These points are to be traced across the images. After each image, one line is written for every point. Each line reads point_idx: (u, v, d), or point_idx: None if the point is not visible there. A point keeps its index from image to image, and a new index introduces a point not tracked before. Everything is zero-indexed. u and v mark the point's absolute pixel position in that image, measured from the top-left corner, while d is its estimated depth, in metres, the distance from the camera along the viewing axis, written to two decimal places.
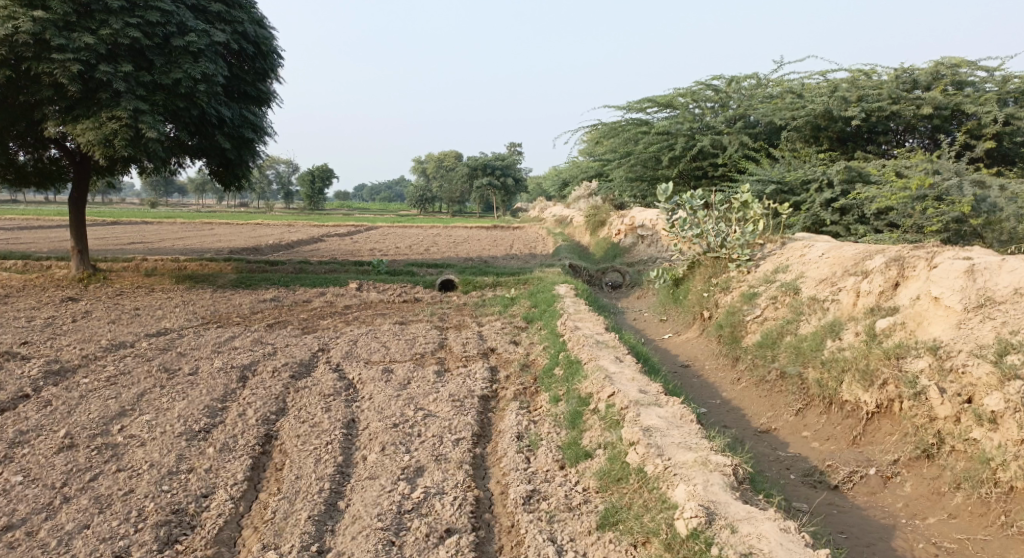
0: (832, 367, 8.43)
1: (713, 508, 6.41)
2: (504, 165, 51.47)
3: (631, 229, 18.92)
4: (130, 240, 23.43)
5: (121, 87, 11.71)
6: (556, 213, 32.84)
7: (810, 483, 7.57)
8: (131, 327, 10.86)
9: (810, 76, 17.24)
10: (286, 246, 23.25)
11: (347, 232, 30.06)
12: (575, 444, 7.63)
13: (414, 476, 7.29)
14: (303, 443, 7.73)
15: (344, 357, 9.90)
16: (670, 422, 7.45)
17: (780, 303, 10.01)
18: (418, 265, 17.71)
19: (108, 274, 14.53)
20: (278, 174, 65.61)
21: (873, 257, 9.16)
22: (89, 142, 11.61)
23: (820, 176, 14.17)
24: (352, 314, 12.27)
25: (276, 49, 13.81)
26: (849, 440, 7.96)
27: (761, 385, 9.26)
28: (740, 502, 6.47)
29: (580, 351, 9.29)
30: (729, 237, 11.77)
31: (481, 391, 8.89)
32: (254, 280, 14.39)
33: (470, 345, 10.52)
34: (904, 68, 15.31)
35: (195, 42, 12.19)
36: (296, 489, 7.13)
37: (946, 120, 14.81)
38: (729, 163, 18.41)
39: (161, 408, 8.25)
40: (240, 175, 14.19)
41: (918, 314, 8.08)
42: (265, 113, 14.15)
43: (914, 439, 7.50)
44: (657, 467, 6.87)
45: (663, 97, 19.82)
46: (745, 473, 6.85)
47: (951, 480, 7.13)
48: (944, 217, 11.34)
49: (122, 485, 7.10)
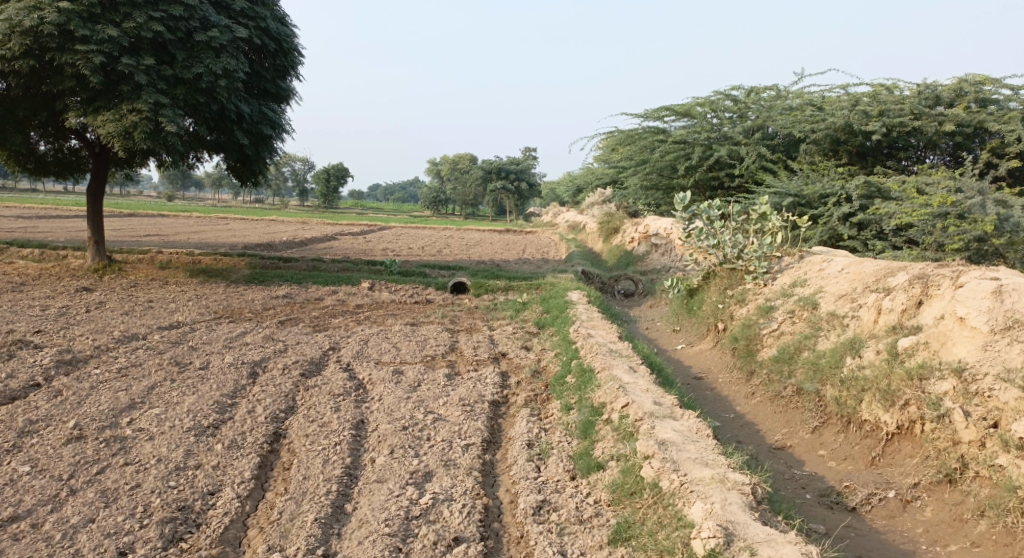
0: (852, 386, 8.30)
1: (731, 529, 6.26)
2: (519, 170, 51.38)
3: (645, 238, 18.78)
4: (145, 232, 23.44)
5: (142, 80, 11.67)
6: (569, 219, 32.69)
7: (826, 504, 7.43)
8: (144, 319, 10.80)
9: (831, 89, 17.05)
10: (300, 243, 23.21)
11: (360, 231, 30.02)
12: (587, 455, 7.52)
13: (423, 482, 7.19)
14: (311, 443, 7.64)
15: (355, 357, 9.81)
16: (685, 436, 7.32)
17: (798, 317, 9.88)
18: (431, 266, 17.62)
19: (123, 265, 14.50)
20: (293, 172, 65.76)
21: (896, 274, 9.02)
22: (109, 134, 11.56)
23: (838, 190, 14.02)
24: (363, 313, 12.19)
25: (297, 46, 13.75)
26: (867, 461, 7.83)
27: (776, 401, 9.13)
28: (758, 523, 6.33)
29: (593, 360, 9.17)
30: (746, 249, 11.64)
31: (492, 396, 8.79)
32: (267, 276, 14.33)
33: (481, 349, 10.42)
34: (926, 83, 15.18)
35: (218, 37, 12.14)
36: (304, 490, 7.03)
37: (969, 138, 14.60)
38: (746, 174, 18.23)
39: (171, 402, 8.18)
40: (257, 172, 14.15)
41: (942, 334, 7.93)
42: (284, 110, 14.12)
43: (936, 463, 7.36)
44: (672, 483, 6.75)
45: (681, 106, 19.67)
46: (763, 493, 6.71)
47: (975, 506, 6.98)
48: (966, 236, 11.16)
49: (129, 479, 7.02)
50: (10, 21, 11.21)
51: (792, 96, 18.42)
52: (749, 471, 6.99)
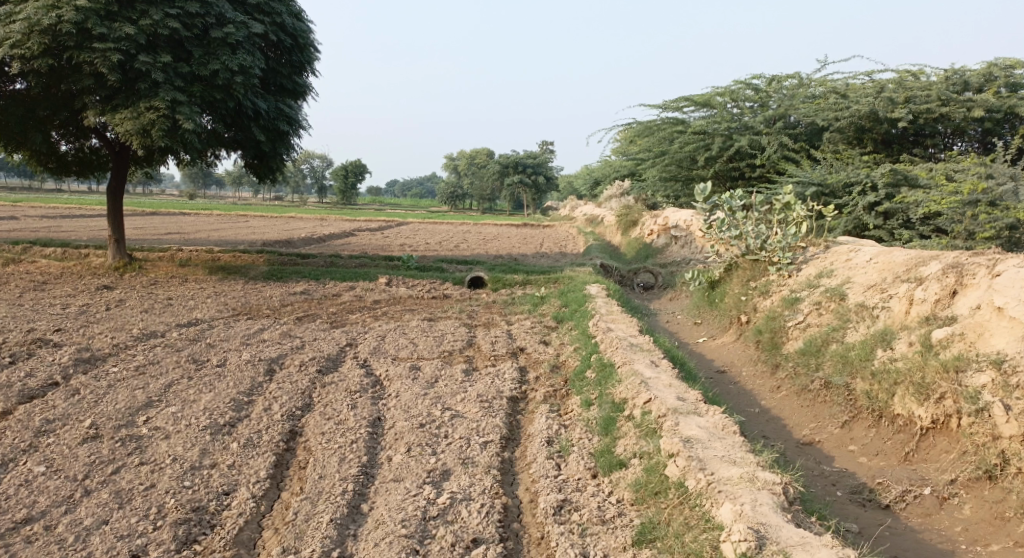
0: (883, 379, 8.06)
1: (763, 531, 6.02)
2: (536, 164, 51.13)
3: (664, 230, 18.51)
4: (166, 231, 23.43)
5: (159, 77, 11.51)
6: (587, 213, 32.44)
7: (858, 501, 7.20)
8: (162, 317, 10.68)
9: (855, 76, 16.69)
10: (319, 239, 23.11)
11: (379, 227, 29.91)
12: (609, 452, 7.30)
13: (440, 481, 7.00)
14: (327, 441, 7.47)
15: (372, 353, 9.63)
16: (711, 433, 7.07)
17: (825, 309, 9.61)
18: (448, 261, 17.45)
19: (143, 263, 14.41)
20: (312, 169, 65.84)
21: (927, 263, 8.79)
22: (127, 132, 11.42)
23: (863, 178, 13.69)
24: (381, 309, 12.02)
25: (313, 42, 13.57)
26: (900, 456, 7.59)
27: (802, 395, 8.93)
28: (790, 524, 6.10)
29: (613, 354, 8.94)
30: (770, 239, 11.36)
31: (511, 392, 8.59)
32: (284, 272, 14.20)
33: (499, 344, 10.22)
34: (953, 69, 14.79)
35: (234, 33, 11.98)
36: (319, 489, 6.86)
37: (998, 124, 14.23)
38: (768, 164, 17.91)
39: (187, 400, 8.03)
40: (275, 168, 14.00)
41: (978, 325, 7.67)
42: (301, 106, 13.96)
43: (974, 459, 7.10)
44: (699, 482, 6.52)
45: (701, 96, 19.35)
46: (795, 493, 6.46)
47: (1017, 505, 6.71)
48: (997, 223, 10.86)
49: (144, 479, 6.88)
50: (29, 20, 11.08)
51: (814, 84, 18.07)
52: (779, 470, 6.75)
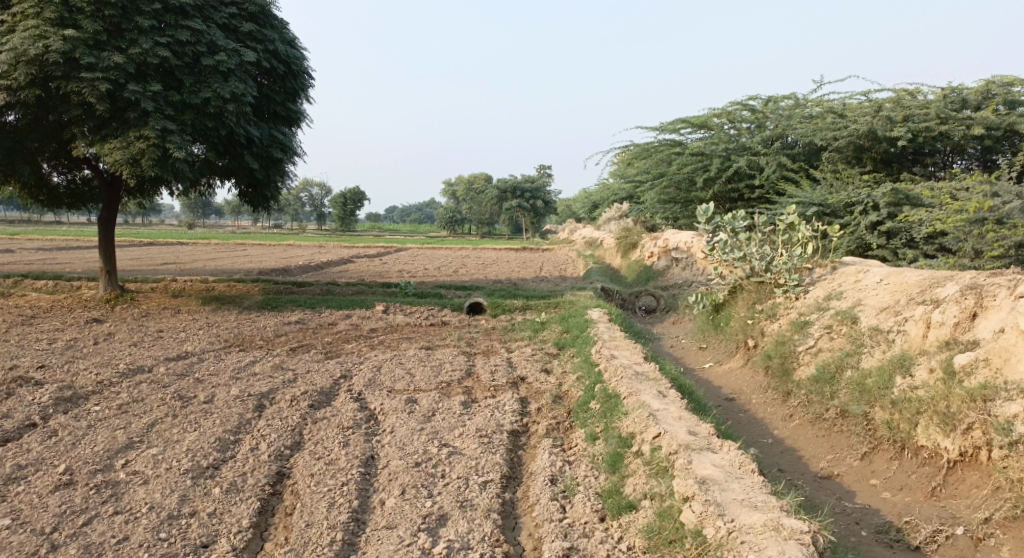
0: (905, 408, 7.77)
1: None
2: (534, 188, 50.93)
3: (665, 252, 18.12)
4: (162, 261, 23.00)
5: (149, 106, 11.16)
6: (585, 236, 32.08)
7: (885, 542, 6.93)
8: (151, 350, 10.26)
9: (852, 96, 16.40)
10: (316, 267, 22.71)
11: (376, 253, 29.55)
12: (617, 493, 6.88)
13: (436, 527, 6.58)
14: (316, 484, 7.05)
15: (366, 386, 9.20)
16: (727, 472, 6.66)
17: (836, 333, 9.22)
18: (447, 287, 17.06)
19: (135, 295, 14.00)
20: (310, 197, 65.61)
21: (943, 284, 8.47)
22: (116, 162, 11.04)
23: (864, 198, 13.32)
24: (378, 338, 11.61)
25: (307, 69, 13.25)
26: (926, 492, 7.33)
27: (818, 424, 8.59)
28: None
29: (618, 384, 8.52)
30: (775, 261, 10.98)
31: (511, 425, 8.16)
32: (279, 301, 13.81)
33: (499, 373, 9.80)
34: (952, 87, 14.45)
35: (226, 61, 11.66)
36: (306, 539, 6.45)
37: (998, 141, 13.88)
38: (767, 184, 17.57)
39: (170, 440, 7.60)
40: (269, 196, 13.60)
41: (1004, 349, 7.42)
42: (295, 134, 13.59)
43: (1009, 496, 6.83)
44: (719, 531, 6.10)
45: (698, 117, 19.03)
46: (825, 542, 6.03)
47: None
48: (1005, 242, 10.47)
49: (117, 531, 6.46)
50: (15, 50, 10.69)
51: (811, 103, 17.76)
52: (805, 515, 6.33)
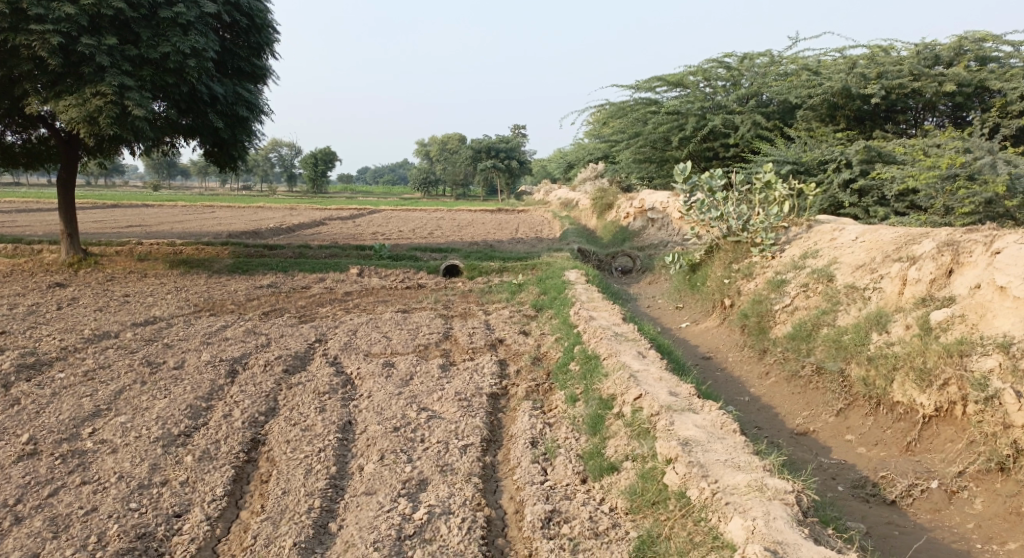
0: (881, 365, 7.81)
1: (778, 550, 5.61)
2: (509, 148, 50.60)
3: (641, 212, 18.06)
4: (128, 224, 22.55)
5: (105, 61, 10.83)
6: (561, 196, 31.98)
7: (861, 497, 6.99)
8: (117, 316, 10.07)
9: (826, 53, 16.28)
10: (287, 229, 22.43)
11: (349, 215, 29.24)
12: (598, 455, 6.87)
13: (416, 493, 6.54)
14: (292, 450, 6.97)
15: (342, 349, 9.11)
16: (710, 433, 6.66)
17: (812, 291, 9.24)
18: (422, 249, 16.89)
19: (99, 258, 13.69)
20: (280, 158, 64.81)
21: (919, 241, 8.48)
22: (72, 120, 10.79)
23: (837, 156, 13.28)
24: (353, 301, 11.47)
25: (271, 22, 12.82)
26: (901, 446, 7.40)
27: (794, 381, 8.64)
28: (809, 541, 5.67)
29: (598, 345, 8.49)
30: (752, 220, 10.99)
31: (490, 388, 8.12)
32: (251, 265, 13.61)
33: (477, 335, 9.74)
34: (925, 43, 14.33)
35: (185, 13, 11.28)
36: (282, 507, 6.40)
37: (969, 98, 13.89)
38: (742, 143, 17.47)
39: (139, 408, 7.47)
40: (237, 156, 13.34)
41: (980, 306, 7.45)
42: (261, 90, 13.27)
43: (984, 450, 6.89)
44: (703, 493, 6.09)
45: (674, 75, 18.84)
46: (809, 502, 6.04)
47: None
48: (976, 198, 10.51)
49: (84, 502, 6.36)
50: None
51: (786, 61, 17.66)
52: (788, 474, 6.33)
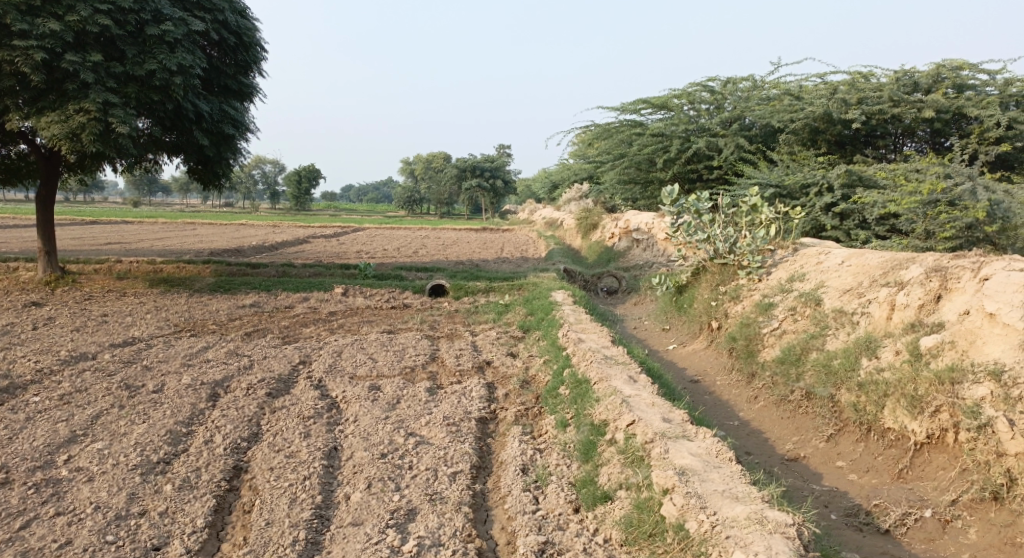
0: (872, 391, 7.75)
1: None
2: (494, 167, 50.67)
3: (626, 233, 18.01)
4: (107, 241, 22.28)
5: (89, 78, 10.68)
6: (545, 216, 32.02)
7: (855, 526, 6.90)
8: (95, 337, 9.87)
9: (808, 78, 16.38)
10: (270, 247, 22.25)
11: (333, 233, 29.07)
12: (591, 483, 6.76)
13: (405, 523, 6.39)
14: (276, 478, 6.81)
15: (327, 372, 8.96)
16: (706, 462, 6.56)
17: (800, 315, 9.19)
18: (407, 268, 16.75)
19: (77, 277, 13.47)
20: (263, 175, 64.58)
21: (907, 266, 8.46)
22: (54, 136, 10.62)
23: (819, 179, 13.21)
24: (337, 322, 11.32)
25: (260, 41, 12.77)
26: (893, 473, 7.33)
27: (782, 406, 8.57)
28: None
29: (588, 369, 8.37)
30: (739, 242, 10.93)
31: (479, 412, 7.99)
32: (233, 283, 13.43)
33: (464, 357, 9.62)
34: (904, 70, 14.44)
35: (172, 31, 11.15)
36: (266, 539, 6.24)
37: (947, 124, 14.00)
38: (725, 166, 17.48)
39: (117, 433, 7.29)
40: (221, 174, 13.20)
41: (969, 332, 7.41)
42: (247, 108, 13.15)
43: (977, 478, 6.83)
44: (702, 526, 5.98)
45: (658, 97, 18.88)
46: (810, 535, 5.93)
47: None
48: (957, 223, 10.49)
49: (59, 535, 6.18)
50: None
51: (769, 85, 17.76)
52: (786, 505, 6.23)
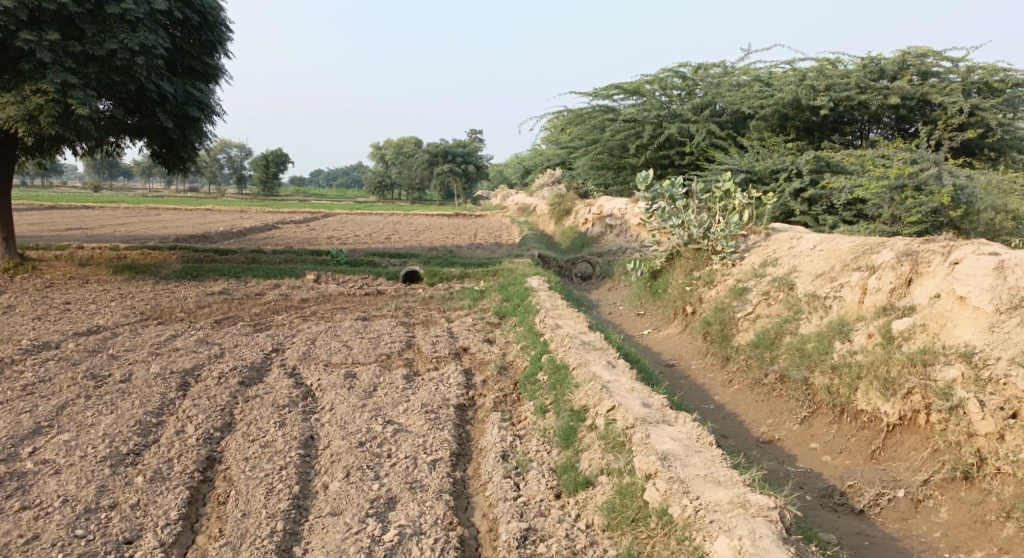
0: (845, 374, 7.83)
1: None
2: (466, 153, 50.47)
3: (599, 218, 18.02)
4: (67, 228, 21.88)
5: (46, 58, 10.47)
6: (518, 202, 32.01)
7: (830, 506, 6.98)
8: (59, 325, 9.71)
9: (778, 64, 16.42)
10: (237, 233, 21.98)
11: (303, 219, 28.81)
12: (572, 469, 6.78)
13: (384, 511, 6.37)
14: (251, 469, 6.76)
15: (301, 359, 8.89)
16: (687, 446, 6.60)
17: (773, 299, 9.26)
18: (380, 255, 16.64)
19: (38, 264, 13.20)
20: (230, 160, 63.90)
21: (877, 250, 8.54)
22: (11, 118, 10.45)
23: (788, 165, 13.25)
24: (310, 309, 11.23)
25: (224, 21, 12.56)
26: (866, 454, 7.41)
27: (757, 389, 8.64)
28: None
29: (565, 355, 8.38)
30: (713, 228, 10.96)
31: (457, 399, 7.97)
32: (201, 270, 13.25)
33: (440, 344, 9.58)
34: (870, 57, 14.50)
35: (133, 10, 10.92)
36: (242, 531, 6.19)
37: (912, 110, 14.13)
38: (696, 151, 17.51)
39: (83, 425, 7.18)
40: (186, 158, 12.99)
41: (940, 315, 7.49)
42: (212, 90, 12.94)
43: (949, 458, 6.92)
44: (685, 511, 6.01)
45: (630, 83, 18.85)
46: (791, 518, 5.98)
47: (999, 508, 6.57)
48: (923, 208, 10.61)
49: (25, 530, 6.10)
50: None
51: (739, 71, 17.79)
52: (767, 489, 6.28)
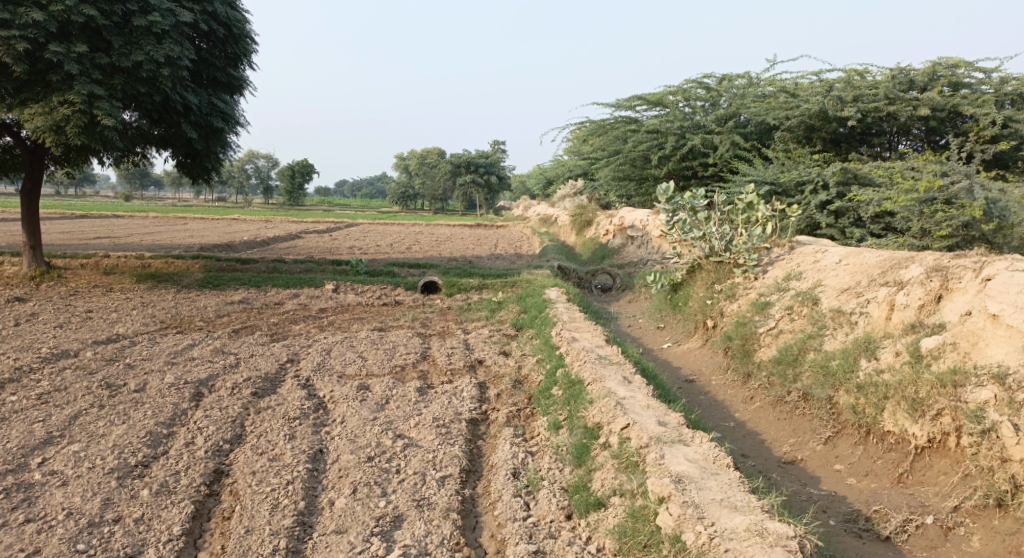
0: (871, 393, 7.57)
1: None
2: (489, 164, 50.43)
3: (620, 230, 17.80)
4: (94, 235, 21.99)
5: (73, 69, 10.44)
6: (540, 213, 31.84)
7: (855, 532, 6.73)
8: (79, 333, 9.65)
9: (804, 76, 16.17)
10: (261, 242, 21.97)
11: (326, 228, 28.81)
12: (584, 489, 6.59)
13: (390, 530, 6.20)
14: (258, 483, 6.62)
15: (315, 370, 8.76)
16: (703, 468, 6.38)
17: (796, 314, 9.02)
18: (400, 265, 16.53)
19: (62, 271, 13.20)
20: (256, 169, 64.29)
21: (906, 265, 8.28)
22: (38, 129, 10.40)
23: (814, 176, 12.98)
24: (327, 319, 11.11)
25: (249, 33, 12.51)
26: (893, 478, 7.16)
27: (779, 407, 8.39)
28: None
29: (581, 369, 8.18)
30: (735, 240, 10.71)
31: (469, 413, 7.79)
32: (221, 279, 13.19)
33: (456, 356, 9.42)
34: (899, 67, 14.23)
35: (160, 22, 10.90)
36: (245, 547, 6.05)
37: (942, 122, 13.82)
38: (720, 163, 17.29)
39: (94, 435, 7.08)
40: (210, 168, 12.95)
41: (972, 333, 7.24)
42: (236, 102, 12.90)
43: (981, 484, 6.66)
44: (699, 537, 5.79)
45: (653, 94, 18.66)
46: (812, 547, 5.75)
47: None
48: (953, 222, 10.31)
49: (28, 543, 5.99)
50: None
51: (765, 82, 17.56)
52: (787, 514, 6.05)
